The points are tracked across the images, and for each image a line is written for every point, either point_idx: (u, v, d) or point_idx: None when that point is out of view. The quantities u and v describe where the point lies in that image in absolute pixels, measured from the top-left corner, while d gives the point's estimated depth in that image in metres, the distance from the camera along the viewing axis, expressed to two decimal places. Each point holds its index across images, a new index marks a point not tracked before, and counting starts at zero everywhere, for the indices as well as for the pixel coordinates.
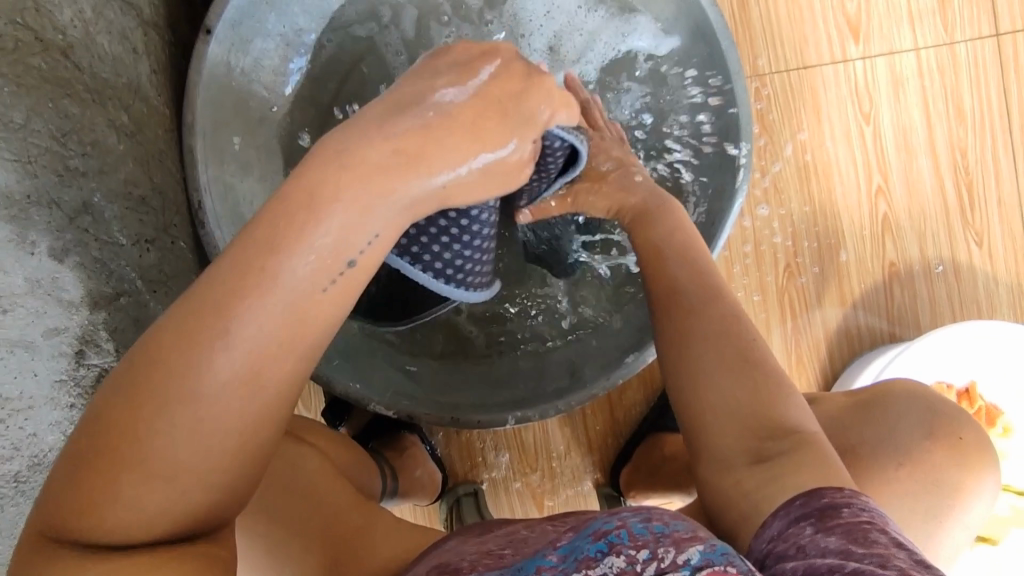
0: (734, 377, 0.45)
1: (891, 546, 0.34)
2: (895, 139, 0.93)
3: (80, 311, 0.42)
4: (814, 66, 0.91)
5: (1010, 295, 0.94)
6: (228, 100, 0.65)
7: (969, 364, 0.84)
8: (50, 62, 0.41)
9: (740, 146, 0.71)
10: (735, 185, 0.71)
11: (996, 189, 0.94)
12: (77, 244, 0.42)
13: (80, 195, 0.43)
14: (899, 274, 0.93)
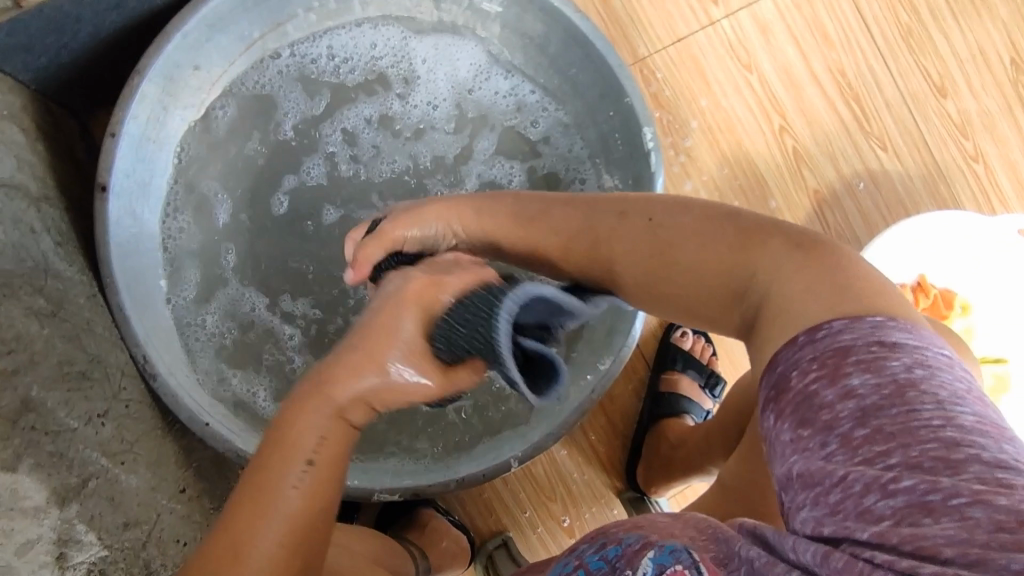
0: (690, 258, 0.47)
1: (836, 402, 0.33)
2: (780, 79, 0.98)
3: (49, 513, 0.40)
4: (687, 38, 0.95)
5: (924, 183, 1.03)
6: (142, 245, 0.66)
7: (917, 260, 0.88)
8: None
9: (646, 129, 0.72)
10: (652, 167, 0.73)
11: (880, 97, 1.02)
12: (25, 446, 0.40)
13: (18, 395, 0.42)
14: (825, 198, 0.97)
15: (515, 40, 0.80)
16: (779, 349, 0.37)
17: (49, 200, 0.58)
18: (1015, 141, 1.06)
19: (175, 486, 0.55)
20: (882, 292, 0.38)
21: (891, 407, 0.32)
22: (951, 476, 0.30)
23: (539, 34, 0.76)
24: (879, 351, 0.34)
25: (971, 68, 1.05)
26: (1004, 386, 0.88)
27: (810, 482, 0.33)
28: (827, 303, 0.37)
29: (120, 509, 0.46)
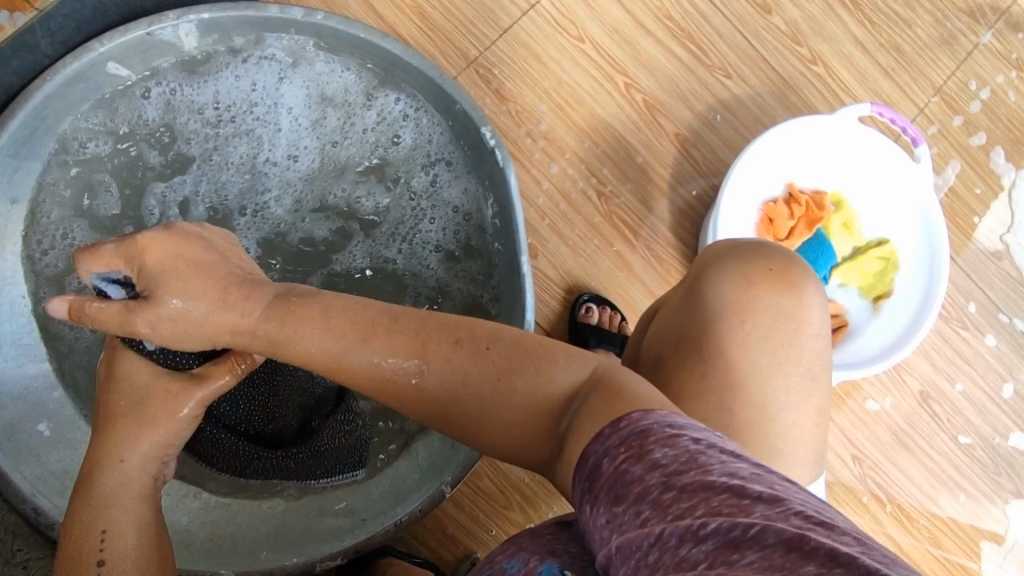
0: (480, 387, 0.51)
1: (643, 474, 0.39)
2: (613, 40, 1.00)
3: None
4: (513, 27, 0.97)
5: (775, 98, 1.07)
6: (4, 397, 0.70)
7: (780, 173, 0.93)
8: None
9: (485, 128, 0.75)
10: (501, 163, 0.75)
11: (712, 29, 1.05)
12: None
13: None
14: (689, 139, 1.00)
15: (344, 76, 0.83)
16: (589, 447, 0.43)
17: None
18: (845, 34, 1.12)
19: None
20: (633, 395, 0.46)
21: (688, 472, 0.39)
22: (742, 518, 0.37)
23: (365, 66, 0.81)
24: (672, 429, 0.41)
25: None
26: (891, 265, 0.94)
27: (631, 548, 0.39)
28: (609, 412, 0.44)
29: None
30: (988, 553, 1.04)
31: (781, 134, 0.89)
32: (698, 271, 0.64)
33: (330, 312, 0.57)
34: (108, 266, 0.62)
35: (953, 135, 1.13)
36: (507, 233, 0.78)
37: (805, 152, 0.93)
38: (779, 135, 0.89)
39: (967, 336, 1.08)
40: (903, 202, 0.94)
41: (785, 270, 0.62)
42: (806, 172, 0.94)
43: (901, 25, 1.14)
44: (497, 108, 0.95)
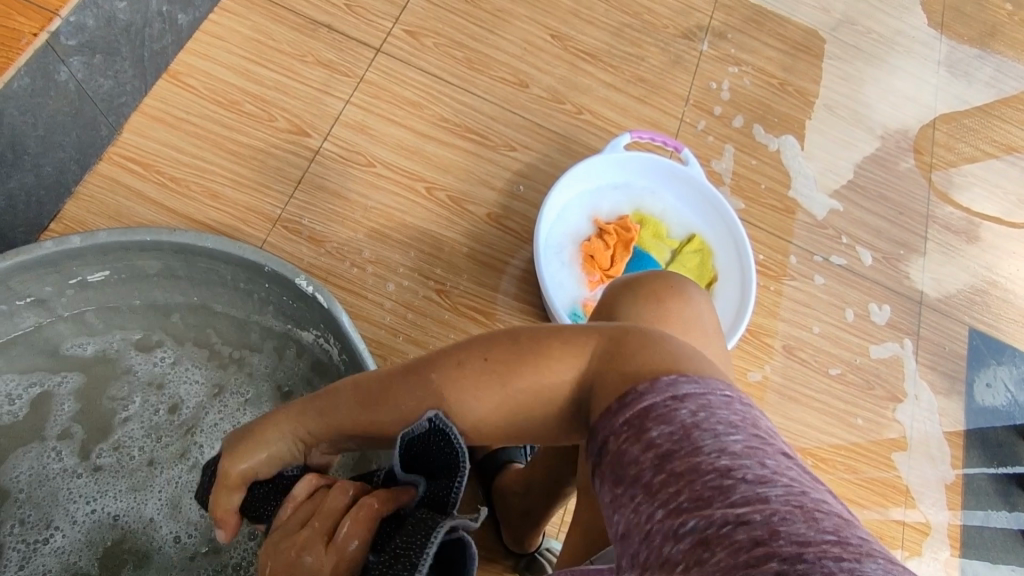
0: (527, 368, 0.53)
1: (637, 456, 0.41)
2: (403, 154, 1.09)
3: None
4: (304, 176, 1.03)
5: (560, 152, 1.20)
6: None
7: (585, 213, 1.03)
8: None
9: (298, 278, 0.80)
10: (326, 304, 0.80)
11: (485, 117, 1.17)
12: None
13: None
14: (502, 213, 1.09)
15: (146, 280, 0.86)
16: (597, 422, 0.46)
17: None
18: (595, 83, 1.29)
19: None
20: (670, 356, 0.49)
21: (675, 452, 0.40)
22: (716, 504, 0.37)
23: (164, 265, 0.84)
24: (669, 401, 0.42)
25: (529, 55, 1.26)
26: (711, 252, 1.06)
27: (629, 533, 0.40)
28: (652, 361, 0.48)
29: None
30: (900, 460, 1.14)
31: (573, 172, 1.01)
32: (610, 307, 0.75)
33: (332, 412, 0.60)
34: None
35: (715, 128, 1.32)
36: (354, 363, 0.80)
37: (601, 183, 1.05)
38: (574, 171, 1.01)
39: (799, 285, 1.22)
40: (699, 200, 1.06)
41: (682, 287, 0.75)
42: (615, 200, 1.06)
43: (635, 61, 1.33)
44: (316, 253, 0.99)
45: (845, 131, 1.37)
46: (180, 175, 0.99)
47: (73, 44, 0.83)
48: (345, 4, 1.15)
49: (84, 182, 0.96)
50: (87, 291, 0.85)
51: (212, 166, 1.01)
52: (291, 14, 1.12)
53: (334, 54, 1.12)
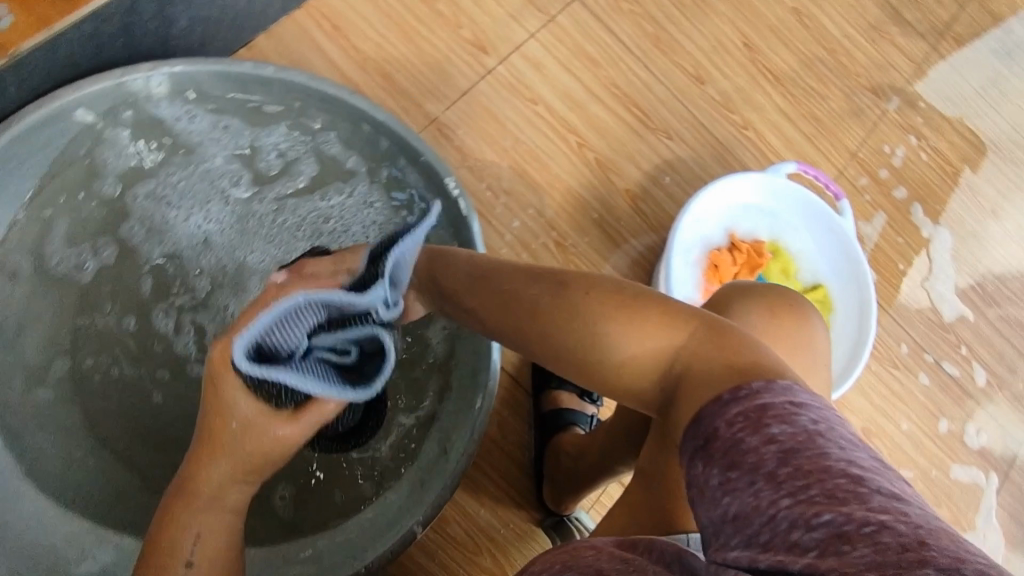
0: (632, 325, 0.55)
1: (760, 445, 0.40)
2: (567, 104, 1.09)
3: None
4: (471, 89, 1.04)
5: (713, 158, 1.17)
6: None
7: (726, 221, 1.01)
8: None
9: (447, 178, 0.81)
10: (465, 213, 0.80)
11: (653, 98, 1.15)
12: None
13: None
14: (640, 193, 1.08)
15: (305, 131, 0.89)
16: (703, 407, 0.45)
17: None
18: (770, 105, 1.24)
19: None
20: (766, 365, 0.48)
21: (802, 449, 0.39)
22: (858, 504, 0.35)
23: (328, 122, 0.87)
24: (791, 405, 0.42)
25: (715, 55, 1.22)
26: (830, 309, 1.01)
27: (747, 523, 0.38)
28: (742, 369, 0.47)
29: None
30: None
31: (726, 182, 0.98)
32: None
33: (456, 272, 0.66)
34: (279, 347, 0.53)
35: (872, 192, 1.26)
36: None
37: (751, 206, 1.01)
38: (734, 178, 0.98)
39: (901, 376, 1.16)
40: (844, 266, 1.02)
41: None
42: (759, 220, 1.03)
43: (815, 97, 1.27)
44: (457, 164, 1.00)
45: (1006, 244, 1.27)
46: (362, 47, 1.02)
47: None
48: None
49: (278, 22, 1.00)
50: (256, 117, 0.89)
51: (391, 49, 1.03)
52: None
53: None
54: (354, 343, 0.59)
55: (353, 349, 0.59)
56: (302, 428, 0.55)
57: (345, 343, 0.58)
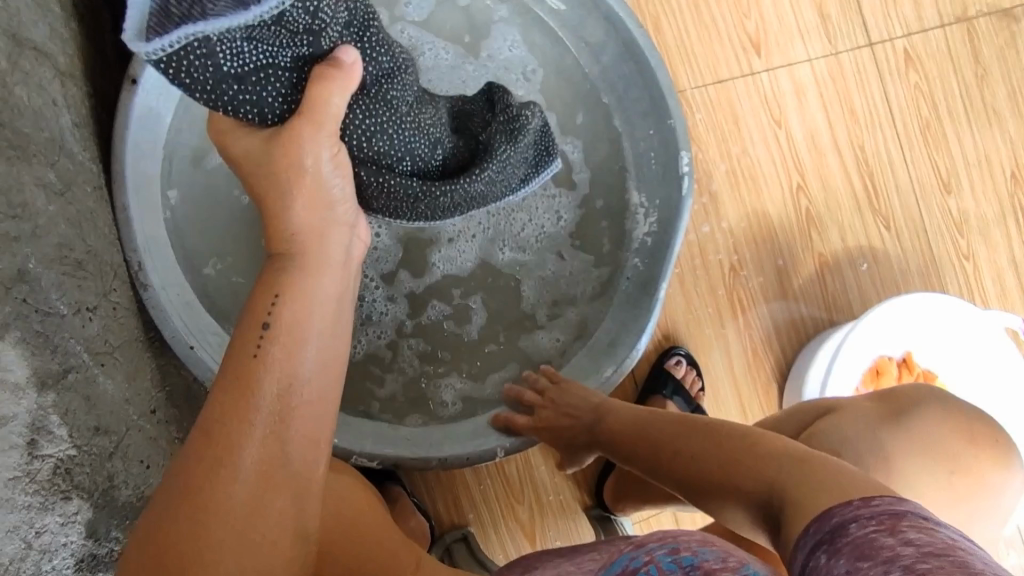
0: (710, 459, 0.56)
1: (898, 542, 0.37)
2: (806, 142, 1.02)
3: (28, 395, 0.41)
4: (727, 81, 0.98)
5: (919, 269, 1.06)
6: (155, 142, 0.66)
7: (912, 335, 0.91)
8: (31, 170, 0.48)
9: (683, 152, 0.77)
10: (682, 192, 0.78)
11: (893, 178, 1.05)
12: (15, 316, 0.42)
13: (15, 263, 0.43)
14: (829, 264, 1.01)
15: (574, 41, 0.84)
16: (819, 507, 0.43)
17: (58, 81, 0.57)
18: (1001, 244, 1.07)
19: (149, 407, 0.56)
20: (849, 478, 0.45)
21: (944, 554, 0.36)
22: None
23: (597, 41, 0.81)
24: (927, 520, 0.39)
25: (975, 171, 1.07)
26: None
27: None
28: (836, 489, 0.44)
29: (95, 412, 0.47)
30: None
31: (920, 298, 0.87)
32: (915, 398, 0.67)
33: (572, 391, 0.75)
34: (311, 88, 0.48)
35: None
36: (652, 258, 0.79)
37: (937, 330, 0.91)
38: (950, 299, 0.87)
39: None
40: None
41: (1006, 449, 0.66)
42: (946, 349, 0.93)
43: None
44: None
45: None
46: None
47: None
48: None
49: None
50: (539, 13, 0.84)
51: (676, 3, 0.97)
52: None
53: (836, 12, 1.04)
54: (318, 46, 0.49)
55: (319, 42, 0.49)
56: (328, 128, 0.49)
57: (279, 28, 0.46)
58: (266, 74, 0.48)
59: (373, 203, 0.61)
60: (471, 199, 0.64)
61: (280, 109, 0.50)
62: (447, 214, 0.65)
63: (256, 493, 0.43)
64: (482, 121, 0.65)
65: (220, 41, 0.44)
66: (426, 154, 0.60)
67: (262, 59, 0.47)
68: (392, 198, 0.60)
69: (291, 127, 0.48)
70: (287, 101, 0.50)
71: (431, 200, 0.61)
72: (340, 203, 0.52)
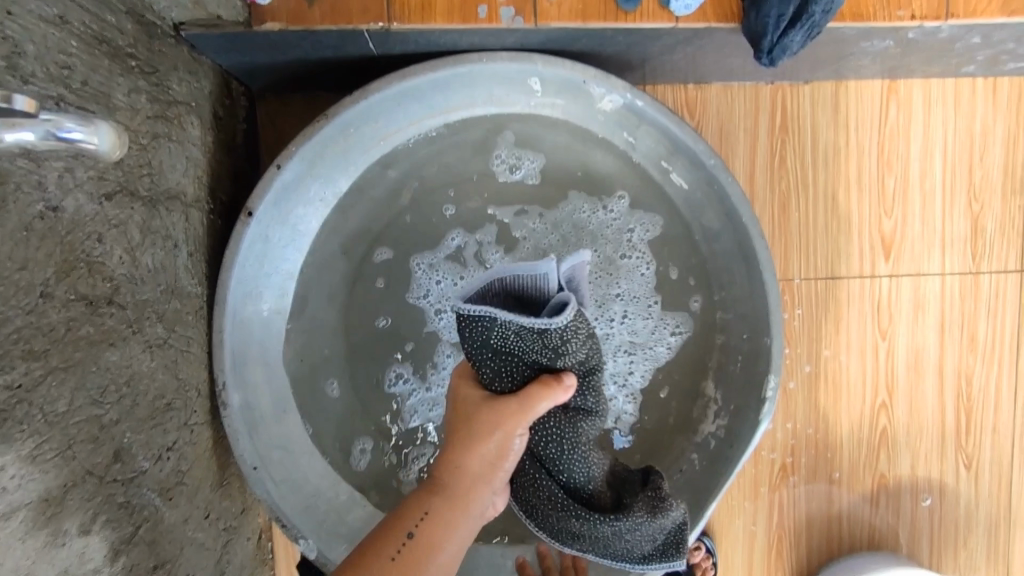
0: None
1: None
2: (907, 359, 0.94)
3: (103, 570, 0.51)
4: (842, 280, 0.92)
5: (989, 520, 0.97)
6: (258, 265, 0.72)
7: None
8: (141, 339, 0.56)
9: (771, 378, 0.74)
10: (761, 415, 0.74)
11: (993, 420, 0.95)
12: (104, 504, 0.51)
13: (113, 445, 0.52)
14: (889, 486, 0.97)
15: (682, 225, 0.81)
16: None
17: (182, 217, 0.64)
18: None
19: (202, 515, 0.69)
20: None
21: None
22: None
23: (714, 232, 0.78)
24: None
25: None
26: None
27: None
28: None
29: (155, 553, 0.59)
30: None
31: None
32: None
33: None
34: (534, 392, 0.57)
35: None
36: (711, 466, 0.79)
37: None
38: None
39: None
40: None
41: None
42: None
43: None
44: None
45: None
46: (789, 164, 0.89)
47: (908, 37, 0.71)
48: None
49: None
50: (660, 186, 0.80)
51: (813, 188, 0.90)
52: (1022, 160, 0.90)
53: (995, 227, 0.91)
54: (553, 363, 0.60)
55: (560, 359, 0.59)
56: (525, 423, 0.56)
57: (537, 338, 0.58)
58: (511, 363, 0.59)
59: (517, 492, 0.67)
60: (594, 540, 0.66)
61: (505, 386, 0.60)
62: (570, 540, 0.67)
63: None
64: (632, 492, 0.71)
65: (500, 328, 0.58)
66: (580, 478, 0.65)
67: (514, 351, 0.59)
68: (536, 490, 0.65)
69: (502, 403, 0.57)
70: (511, 383, 0.60)
71: (566, 517, 0.65)
72: (486, 464, 0.57)
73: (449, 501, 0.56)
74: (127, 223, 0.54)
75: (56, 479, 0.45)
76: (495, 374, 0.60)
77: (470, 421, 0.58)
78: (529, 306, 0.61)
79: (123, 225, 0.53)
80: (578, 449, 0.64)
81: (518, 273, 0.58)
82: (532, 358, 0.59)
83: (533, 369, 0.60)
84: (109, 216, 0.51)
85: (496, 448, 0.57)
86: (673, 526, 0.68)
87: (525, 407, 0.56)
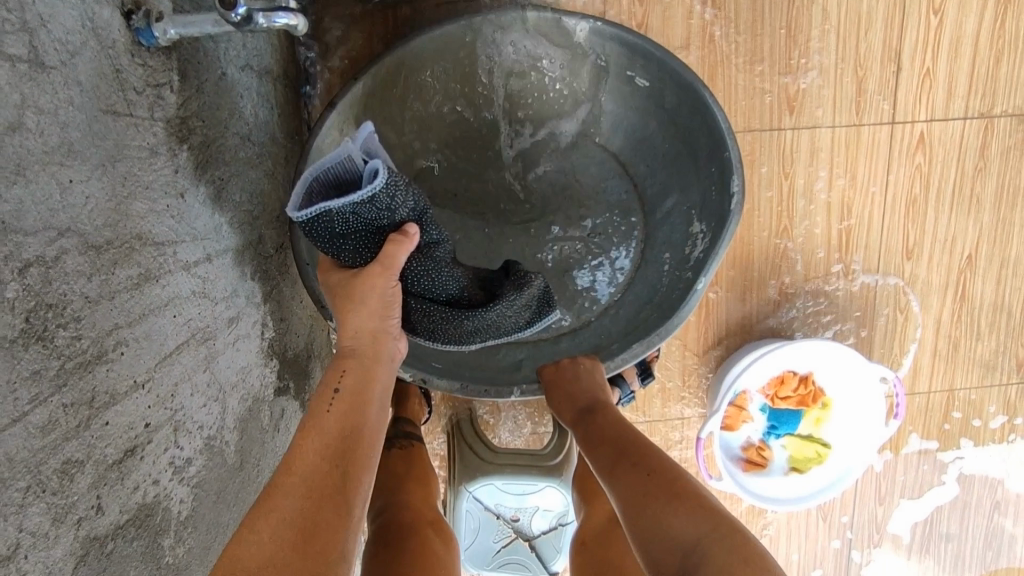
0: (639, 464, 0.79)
1: None
2: (804, 194, 1.24)
3: (261, 306, 0.83)
4: (757, 132, 1.20)
5: (859, 314, 1.31)
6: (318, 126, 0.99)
7: (820, 362, 1.23)
8: (262, 167, 0.86)
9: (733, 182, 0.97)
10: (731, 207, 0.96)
11: (865, 238, 1.27)
12: (257, 267, 0.83)
13: (257, 232, 0.83)
14: (789, 293, 1.28)
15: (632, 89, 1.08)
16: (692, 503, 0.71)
17: (271, 87, 0.91)
18: (938, 307, 1.31)
19: (298, 299, 1.01)
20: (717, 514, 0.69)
21: None
22: None
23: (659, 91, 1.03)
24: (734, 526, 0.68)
25: (939, 247, 1.28)
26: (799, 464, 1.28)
27: None
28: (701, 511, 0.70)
29: (279, 309, 0.91)
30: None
31: (827, 345, 1.17)
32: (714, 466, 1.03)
33: (597, 373, 0.99)
34: (390, 246, 0.74)
35: (954, 428, 1.38)
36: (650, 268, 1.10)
37: (834, 363, 1.22)
38: (852, 350, 1.17)
39: (835, 548, 1.42)
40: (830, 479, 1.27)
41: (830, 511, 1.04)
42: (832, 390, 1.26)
43: (975, 338, 1.33)
44: None
45: (993, 535, 1.42)
46: (716, 41, 1.16)
47: None
48: (925, 70, 1.19)
49: None
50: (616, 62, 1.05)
51: (734, 60, 1.16)
52: (897, 33, 1.17)
53: (874, 89, 1.19)
54: (393, 220, 0.76)
55: (396, 215, 0.76)
56: (391, 268, 0.74)
57: (370, 207, 0.73)
58: (362, 237, 0.75)
59: (417, 327, 0.87)
60: (488, 326, 0.90)
61: (368, 254, 0.77)
62: (474, 336, 0.90)
63: (313, 497, 0.61)
64: (497, 282, 0.92)
65: (338, 217, 0.72)
66: (455, 289, 0.87)
67: (360, 226, 0.74)
68: (432, 319, 0.86)
69: (367, 268, 0.74)
70: (370, 251, 0.77)
71: (461, 320, 0.87)
72: (369, 324, 0.75)
73: (359, 357, 0.74)
74: (251, 87, 0.81)
75: (237, 239, 0.76)
76: (353, 254, 0.76)
77: (344, 296, 0.75)
78: (351, 187, 0.75)
79: (249, 88, 0.81)
80: (442, 263, 0.84)
81: (325, 165, 0.72)
82: (376, 223, 0.75)
83: (378, 231, 0.76)
84: (245, 81, 0.79)
85: (378, 297, 0.75)
86: (538, 290, 0.93)
87: (384, 259, 0.73)
